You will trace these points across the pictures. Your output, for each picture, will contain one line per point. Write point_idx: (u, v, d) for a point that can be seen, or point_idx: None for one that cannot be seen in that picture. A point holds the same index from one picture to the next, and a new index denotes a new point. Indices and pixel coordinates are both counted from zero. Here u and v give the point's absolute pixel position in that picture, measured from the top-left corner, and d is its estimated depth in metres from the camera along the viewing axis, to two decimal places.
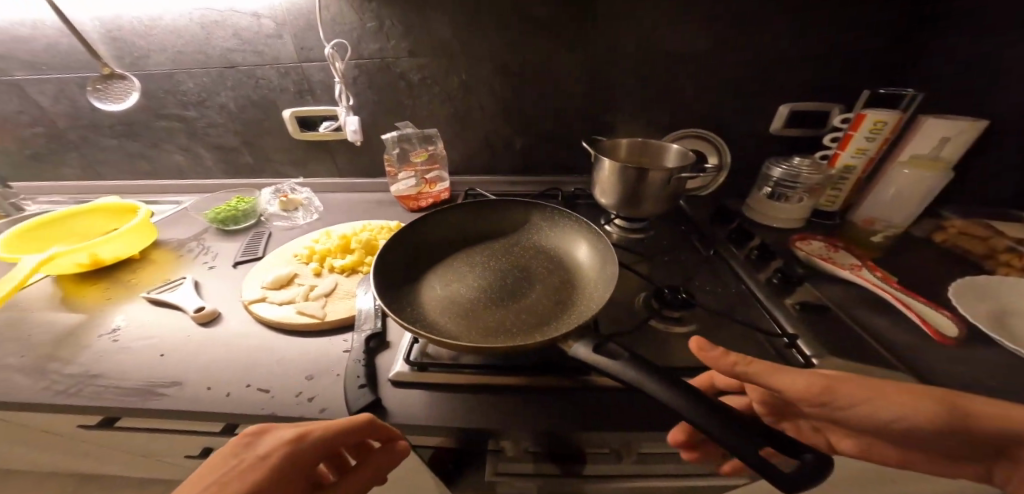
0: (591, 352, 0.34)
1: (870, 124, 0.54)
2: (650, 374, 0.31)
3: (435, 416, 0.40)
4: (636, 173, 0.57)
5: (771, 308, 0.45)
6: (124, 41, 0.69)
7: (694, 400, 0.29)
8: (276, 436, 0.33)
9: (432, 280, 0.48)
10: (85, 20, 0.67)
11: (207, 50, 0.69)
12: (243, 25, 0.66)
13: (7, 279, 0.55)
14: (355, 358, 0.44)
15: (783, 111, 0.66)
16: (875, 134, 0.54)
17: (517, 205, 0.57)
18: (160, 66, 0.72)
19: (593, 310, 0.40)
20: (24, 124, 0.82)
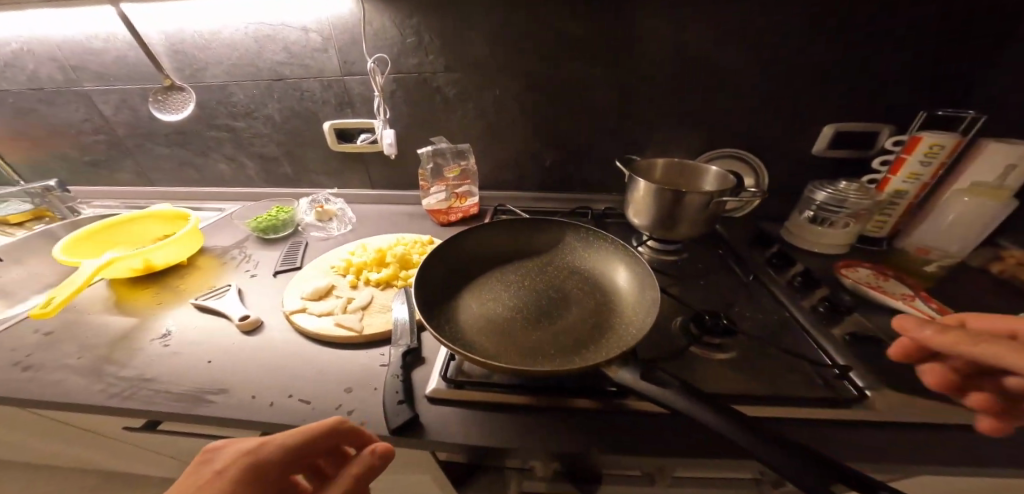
0: (638, 379, 0.33)
1: (927, 147, 0.52)
2: (702, 404, 0.30)
3: (471, 435, 0.40)
4: (672, 196, 0.56)
5: (819, 340, 0.43)
6: (184, 54, 0.73)
7: (750, 437, 0.28)
8: (237, 449, 0.34)
9: (468, 298, 0.49)
10: (153, 35, 0.72)
11: (258, 64, 0.73)
12: (293, 40, 0.70)
13: (70, 283, 0.59)
14: (392, 373, 0.45)
15: (828, 131, 0.65)
16: (931, 158, 0.53)
17: (551, 225, 0.58)
18: (215, 78, 0.76)
19: (635, 336, 0.39)
20: (88, 132, 0.88)
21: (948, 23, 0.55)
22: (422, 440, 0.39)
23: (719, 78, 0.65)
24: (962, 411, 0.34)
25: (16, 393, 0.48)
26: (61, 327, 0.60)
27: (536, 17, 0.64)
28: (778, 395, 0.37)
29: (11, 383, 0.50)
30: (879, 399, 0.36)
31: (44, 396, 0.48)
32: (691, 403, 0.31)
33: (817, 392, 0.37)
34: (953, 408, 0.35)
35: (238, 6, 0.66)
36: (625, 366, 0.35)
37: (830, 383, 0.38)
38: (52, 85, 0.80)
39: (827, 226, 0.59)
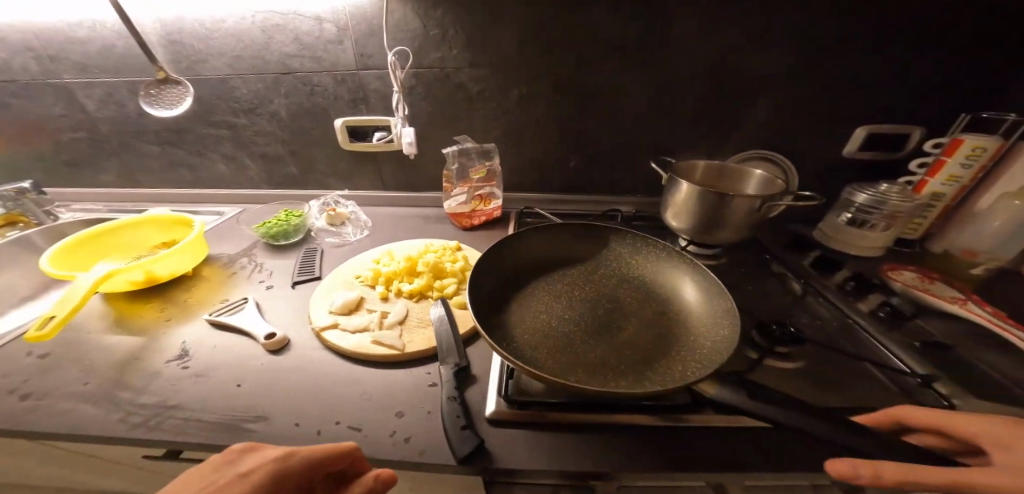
0: (747, 399, 0.32)
1: (969, 148, 0.52)
2: None
3: (543, 459, 0.38)
4: (718, 200, 0.55)
5: (888, 346, 0.44)
6: (181, 44, 0.67)
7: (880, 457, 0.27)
8: (263, 455, 0.30)
9: (521, 310, 0.47)
10: (147, 22, 0.65)
11: (264, 55, 0.67)
12: (305, 30, 0.64)
13: (66, 300, 0.53)
14: (448, 395, 0.42)
15: (861, 133, 0.64)
16: (973, 160, 0.53)
17: (595, 232, 0.56)
18: (215, 71, 0.69)
19: (723, 351, 0.38)
20: (64, 129, 0.79)
21: (986, 25, 0.54)
22: (491, 469, 0.37)
23: (733, 77, 0.63)
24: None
25: (19, 427, 0.43)
26: (57, 348, 0.54)
27: (566, 12, 0.61)
28: (865, 406, 0.38)
29: (10, 415, 0.44)
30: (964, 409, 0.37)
31: (52, 429, 0.43)
32: (810, 418, 0.31)
33: (899, 402, 0.38)
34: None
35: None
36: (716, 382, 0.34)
37: (911, 390, 0.39)
38: (26, 76, 0.72)
39: (865, 228, 0.60)
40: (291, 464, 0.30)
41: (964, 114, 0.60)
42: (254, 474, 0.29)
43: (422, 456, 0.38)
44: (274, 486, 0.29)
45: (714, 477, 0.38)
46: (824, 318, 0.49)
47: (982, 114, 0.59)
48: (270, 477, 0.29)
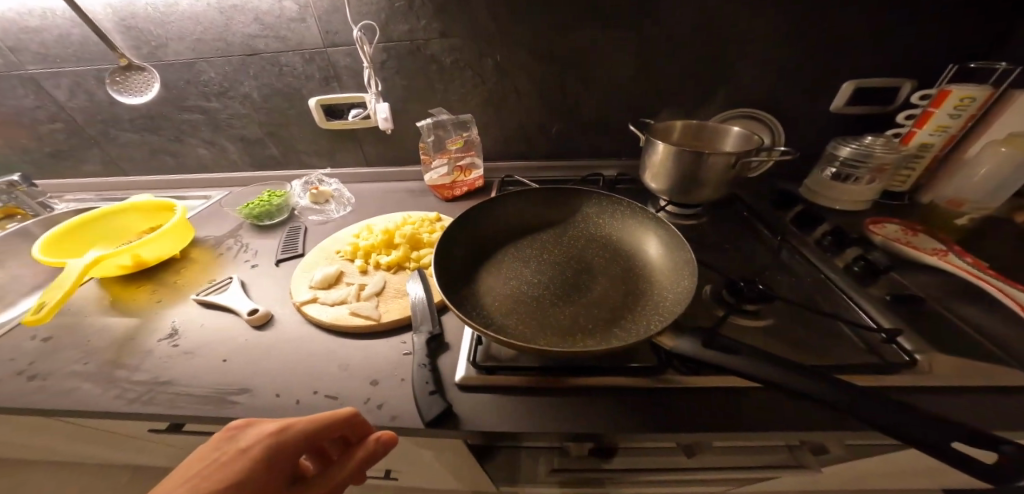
0: (705, 348, 0.30)
1: (956, 99, 0.49)
2: (768, 364, 0.28)
3: (507, 422, 0.40)
4: (695, 159, 0.54)
5: (856, 299, 0.44)
6: (139, 30, 0.65)
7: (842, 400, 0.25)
8: (261, 429, 0.32)
9: (491, 278, 0.47)
10: (98, 9, 0.62)
11: (226, 38, 0.65)
12: (264, 9, 0.61)
13: (57, 285, 0.55)
14: (419, 362, 0.43)
15: (848, 88, 0.60)
16: (961, 110, 0.50)
17: (563, 193, 0.55)
18: (179, 56, 0.68)
19: (682, 302, 0.39)
20: (42, 122, 0.79)
21: None
22: (457, 431, 0.39)
23: (717, 34, 0.59)
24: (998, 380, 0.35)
25: (29, 405, 0.46)
26: (58, 332, 0.57)
27: None
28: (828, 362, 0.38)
29: (19, 394, 0.47)
30: (929, 363, 0.37)
31: (57, 406, 0.46)
32: None
33: (860, 359, 0.39)
34: (984, 370, 0.36)
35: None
36: (677, 336, 0.33)
37: (874, 346, 0.40)
38: None
39: (850, 182, 0.58)
40: (286, 437, 0.31)
41: (951, 65, 0.57)
42: (254, 449, 0.30)
43: (394, 421, 0.40)
44: (274, 456, 0.30)
45: (673, 435, 0.39)
46: (801, 277, 0.49)
47: (969, 63, 0.55)
48: (269, 450, 0.30)
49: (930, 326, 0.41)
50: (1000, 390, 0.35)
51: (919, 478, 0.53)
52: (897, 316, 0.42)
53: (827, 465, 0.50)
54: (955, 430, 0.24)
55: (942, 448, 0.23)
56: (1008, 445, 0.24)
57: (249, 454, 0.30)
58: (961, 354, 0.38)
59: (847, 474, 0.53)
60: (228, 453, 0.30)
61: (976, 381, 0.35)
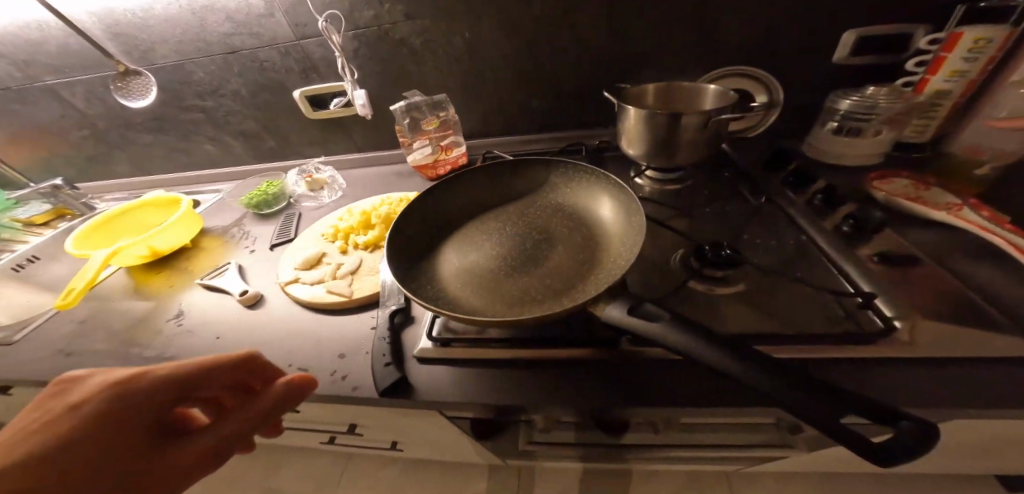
0: (627, 315, 0.30)
1: (968, 41, 0.44)
2: (690, 331, 0.27)
3: (461, 392, 0.41)
4: (667, 120, 0.50)
5: (840, 263, 0.40)
6: (126, 35, 0.69)
7: (753, 366, 0.24)
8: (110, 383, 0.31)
9: (451, 253, 0.47)
10: (82, 17, 0.66)
11: (205, 37, 0.68)
12: (233, 8, 0.63)
13: (82, 273, 0.61)
14: (380, 336, 0.45)
15: (849, 38, 0.53)
16: (976, 55, 0.44)
17: (528, 164, 0.54)
18: (167, 58, 0.72)
19: (626, 268, 0.37)
20: (72, 130, 0.88)
21: None
22: (411, 400, 0.41)
23: None
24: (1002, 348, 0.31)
25: None
26: (90, 315, 0.64)
27: None
28: (795, 330, 0.35)
29: (57, 368, 0.55)
30: (916, 331, 0.33)
31: None
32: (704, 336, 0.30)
33: (832, 327, 0.35)
34: (983, 341, 0.32)
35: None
36: (611, 303, 0.32)
37: (852, 313, 0.36)
38: (16, 83, 0.79)
39: (855, 135, 0.51)
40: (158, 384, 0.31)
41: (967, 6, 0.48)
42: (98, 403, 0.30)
43: (355, 391, 0.42)
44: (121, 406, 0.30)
45: (628, 406, 0.38)
46: (783, 240, 0.45)
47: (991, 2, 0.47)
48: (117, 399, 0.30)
49: (925, 289, 0.36)
50: (997, 362, 0.31)
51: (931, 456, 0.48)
52: (886, 280, 0.38)
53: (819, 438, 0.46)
54: (853, 401, 0.22)
55: (845, 427, 0.21)
56: (907, 421, 0.21)
57: (111, 406, 0.30)
58: (955, 322, 0.33)
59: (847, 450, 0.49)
60: (90, 407, 0.30)
61: (966, 351, 0.31)
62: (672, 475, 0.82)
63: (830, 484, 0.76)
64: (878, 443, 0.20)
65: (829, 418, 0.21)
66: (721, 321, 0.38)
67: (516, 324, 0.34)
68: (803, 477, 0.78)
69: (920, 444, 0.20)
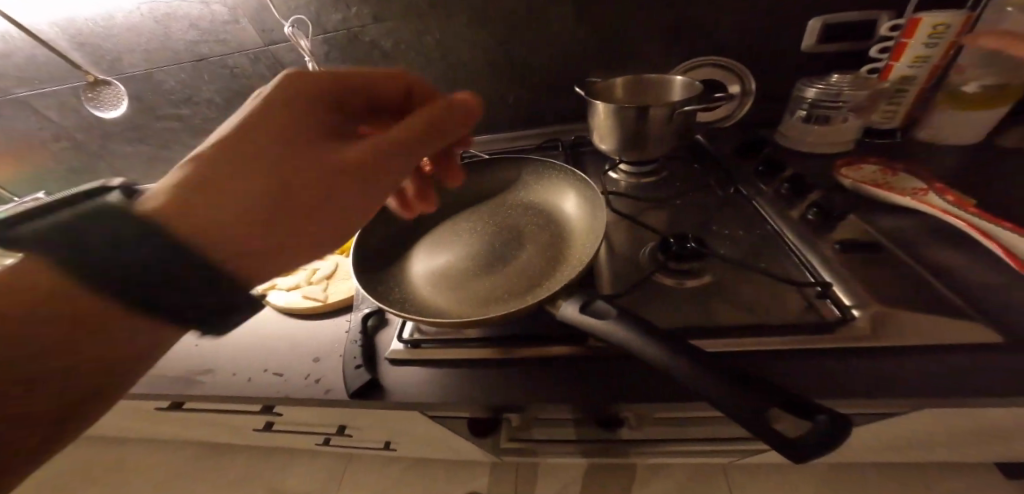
0: (578, 312, 0.31)
1: (928, 27, 0.45)
2: (636, 327, 0.28)
3: (431, 392, 0.41)
4: (636, 114, 0.49)
5: (803, 253, 0.40)
6: (91, 45, 0.69)
7: (687, 361, 0.25)
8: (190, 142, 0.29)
9: (420, 255, 0.47)
10: (45, 27, 0.66)
11: (172, 45, 0.68)
12: (197, 15, 0.63)
13: None
14: (351, 339, 0.46)
15: (815, 24, 0.53)
16: (936, 40, 0.46)
17: (498, 163, 0.55)
18: (136, 67, 0.72)
19: (587, 263, 0.38)
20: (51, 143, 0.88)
21: None
22: (381, 401, 0.41)
23: None
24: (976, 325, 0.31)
25: None
26: None
27: None
28: (757, 321, 0.35)
29: None
30: (877, 318, 0.32)
31: None
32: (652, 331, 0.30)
33: (791, 317, 0.35)
34: (949, 325, 0.31)
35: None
36: (568, 298, 0.33)
37: (812, 302, 0.35)
38: None
39: (824, 124, 0.51)
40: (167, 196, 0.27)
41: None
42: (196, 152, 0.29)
43: (327, 393, 0.43)
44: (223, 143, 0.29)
45: (594, 403, 0.38)
46: (748, 230, 0.44)
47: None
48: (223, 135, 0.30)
49: (890, 274, 0.36)
50: (973, 349, 0.30)
51: (921, 441, 0.47)
52: (851, 267, 0.37)
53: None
54: (776, 395, 0.22)
55: (760, 424, 0.21)
56: (824, 416, 0.21)
57: (115, 220, 0.24)
58: (923, 308, 0.33)
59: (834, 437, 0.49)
60: (75, 237, 0.24)
61: (929, 338, 0.30)
62: (673, 469, 0.81)
63: (832, 473, 0.75)
64: (796, 438, 0.20)
65: (750, 415, 0.22)
66: (685, 315, 0.38)
67: (473, 325, 0.34)
68: (805, 468, 0.77)
69: (828, 441, 0.20)
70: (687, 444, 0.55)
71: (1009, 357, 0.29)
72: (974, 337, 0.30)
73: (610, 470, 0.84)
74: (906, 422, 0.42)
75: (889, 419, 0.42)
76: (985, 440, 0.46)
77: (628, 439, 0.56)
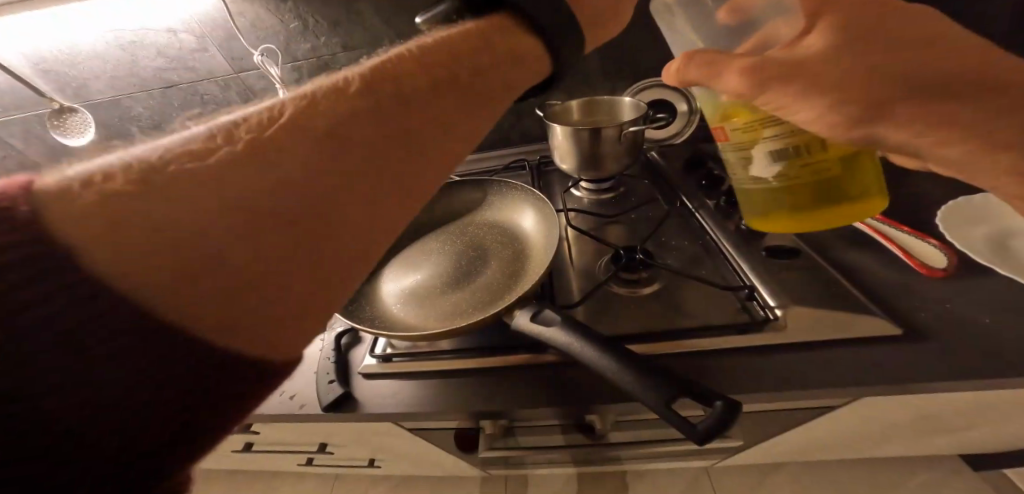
0: (528, 320, 0.34)
1: (763, 127, 0.29)
2: (578, 333, 0.31)
3: (403, 403, 0.43)
4: (589, 134, 0.53)
5: (737, 261, 0.45)
6: (58, 72, 0.69)
7: (620, 359, 0.29)
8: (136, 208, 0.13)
9: (390, 274, 0.50)
10: (13, 57, 0.67)
11: (138, 73, 0.71)
12: (164, 43, 0.67)
13: None
14: (325, 356, 0.48)
15: None
16: (813, 147, 0.29)
17: (467, 184, 0.58)
18: (102, 94, 0.73)
19: (540, 274, 0.41)
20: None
21: None
22: (355, 414, 0.43)
23: None
24: (876, 314, 0.36)
25: None
26: None
27: None
28: (697, 323, 0.39)
29: None
30: (789, 316, 0.37)
31: None
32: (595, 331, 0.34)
33: (726, 317, 0.40)
34: (851, 318, 0.36)
35: (95, 14, 0.63)
36: (522, 307, 0.37)
37: (743, 304, 0.40)
38: None
39: None
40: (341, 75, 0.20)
41: None
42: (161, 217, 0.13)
43: (302, 409, 0.44)
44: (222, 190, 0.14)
45: (555, 408, 0.41)
46: (689, 243, 0.50)
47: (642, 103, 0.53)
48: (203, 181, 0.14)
49: (807, 276, 0.41)
50: (868, 341, 0.35)
51: (865, 431, 0.51)
52: (775, 271, 0.42)
53: (757, 420, 0.50)
54: (685, 387, 0.26)
55: (670, 411, 0.25)
56: (720, 401, 0.25)
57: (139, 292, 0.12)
58: (834, 306, 0.38)
59: (793, 433, 0.52)
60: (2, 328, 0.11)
61: (833, 332, 0.36)
62: (650, 475, 0.83)
63: (805, 470, 0.78)
64: (697, 424, 0.25)
65: (662, 404, 0.26)
66: (633, 320, 0.41)
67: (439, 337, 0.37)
68: (780, 467, 0.80)
69: (723, 422, 0.25)
70: (650, 449, 0.59)
71: (903, 343, 0.34)
72: (875, 329, 0.35)
73: (595, 480, 0.85)
74: (850, 412, 0.45)
75: (827, 411, 0.46)
76: (919, 429, 0.50)
77: (598, 444, 0.59)
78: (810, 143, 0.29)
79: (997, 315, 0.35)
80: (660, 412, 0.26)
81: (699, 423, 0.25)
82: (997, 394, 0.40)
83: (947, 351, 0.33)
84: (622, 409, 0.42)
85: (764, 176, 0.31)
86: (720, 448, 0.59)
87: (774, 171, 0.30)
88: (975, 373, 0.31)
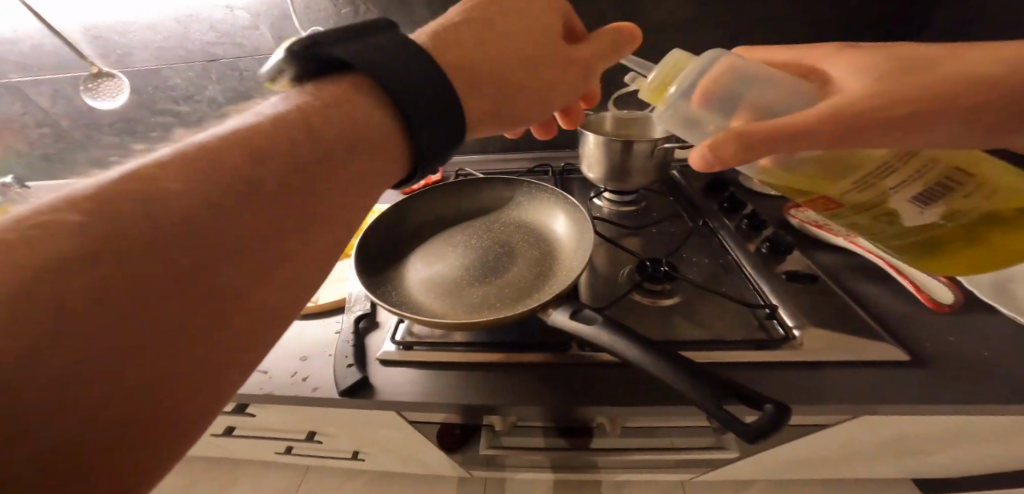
0: (568, 318, 0.35)
1: (882, 180, 0.31)
2: (628, 337, 0.31)
3: (415, 392, 0.43)
4: (623, 145, 0.55)
5: (758, 282, 0.47)
6: (106, 39, 0.67)
7: (668, 361, 0.29)
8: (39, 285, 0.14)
9: (416, 262, 0.50)
10: (70, 26, 0.65)
11: (187, 46, 0.67)
12: (219, 18, 0.65)
13: None
14: (344, 339, 0.47)
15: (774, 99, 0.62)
16: (955, 179, 0.31)
17: (498, 182, 0.59)
18: (145, 63, 0.70)
19: (573, 277, 0.42)
20: (16, 133, 0.77)
21: None
22: (370, 400, 0.42)
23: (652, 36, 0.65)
24: (888, 340, 0.38)
25: None
26: None
27: None
28: (720, 336, 0.41)
29: None
30: (804, 338, 0.39)
31: None
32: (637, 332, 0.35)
33: (747, 334, 0.41)
34: (864, 343, 0.38)
35: None
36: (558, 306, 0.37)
37: (762, 322, 0.42)
38: None
39: None
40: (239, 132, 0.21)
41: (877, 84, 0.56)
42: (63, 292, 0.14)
43: (315, 391, 0.43)
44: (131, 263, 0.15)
45: (573, 409, 0.41)
46: (710, 261, 0.51)
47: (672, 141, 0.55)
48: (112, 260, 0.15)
49: (823, 301, 0.44)
50: (883, 366, 0.37)
51: (853, 452, 0.54)
52: (793, 294, 0.45)
53: None
54: (733, 390, 0.27)
55: (725, 412, 0.26)
56: (772, 404, 0.27)
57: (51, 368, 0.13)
58: (849, 331, 0.40)
59: (786, 449, 0.54)
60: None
61: (843, 355, 0.37)
62: (635, 485, 0.84)
63: (784, 488, 0.81)
64: (749, 423, 0.26)
65: (715, 407, 0.26)
66: (659, 328, 0.43)
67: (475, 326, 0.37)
68: (761, 485, 0.82)
69: (774, 425, 0.26)
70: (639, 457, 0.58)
71: (913, 369, 0.37)
72: (887, 354, 0.37)
73: (575, 488, 0.85)
74: (845, 432, 0.47)
75: (823, 431, 0.48)
76: (903, 453, 0.53)
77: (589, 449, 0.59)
78: (949, 176, 0.31)
79: (1001, 350, 0.37)
80: (715, 415, 0.26)
81: (750, 422, 0.26)
82: (986, 424, 0.43)
83: (954, 379, 0.35)
84: (641, 415, 0.42)
85: (923, 219, 0.34)
86: (705, 461, 0.61)
87: (928, 210, 0.33)
88: (979, 400, 0.34)
